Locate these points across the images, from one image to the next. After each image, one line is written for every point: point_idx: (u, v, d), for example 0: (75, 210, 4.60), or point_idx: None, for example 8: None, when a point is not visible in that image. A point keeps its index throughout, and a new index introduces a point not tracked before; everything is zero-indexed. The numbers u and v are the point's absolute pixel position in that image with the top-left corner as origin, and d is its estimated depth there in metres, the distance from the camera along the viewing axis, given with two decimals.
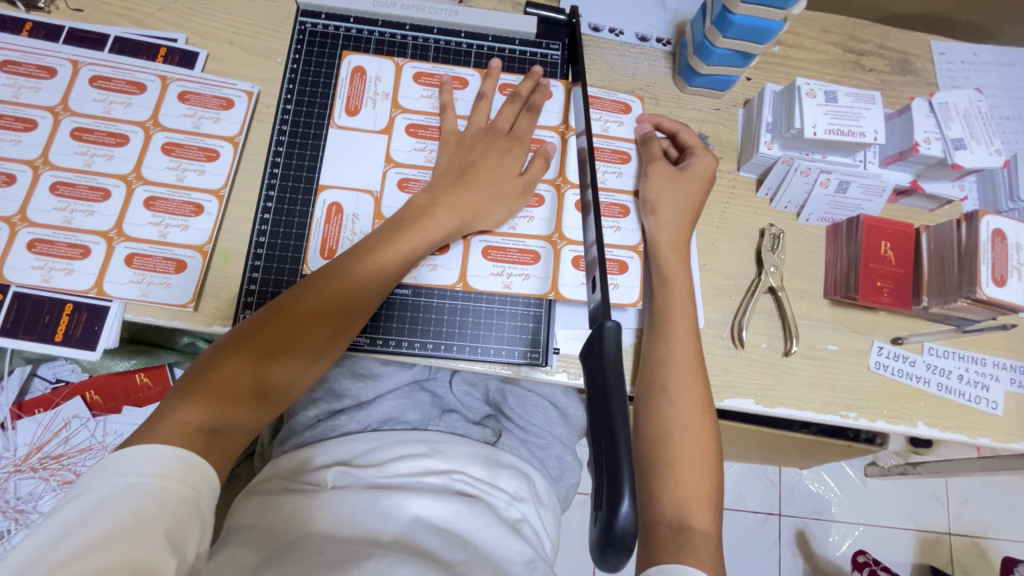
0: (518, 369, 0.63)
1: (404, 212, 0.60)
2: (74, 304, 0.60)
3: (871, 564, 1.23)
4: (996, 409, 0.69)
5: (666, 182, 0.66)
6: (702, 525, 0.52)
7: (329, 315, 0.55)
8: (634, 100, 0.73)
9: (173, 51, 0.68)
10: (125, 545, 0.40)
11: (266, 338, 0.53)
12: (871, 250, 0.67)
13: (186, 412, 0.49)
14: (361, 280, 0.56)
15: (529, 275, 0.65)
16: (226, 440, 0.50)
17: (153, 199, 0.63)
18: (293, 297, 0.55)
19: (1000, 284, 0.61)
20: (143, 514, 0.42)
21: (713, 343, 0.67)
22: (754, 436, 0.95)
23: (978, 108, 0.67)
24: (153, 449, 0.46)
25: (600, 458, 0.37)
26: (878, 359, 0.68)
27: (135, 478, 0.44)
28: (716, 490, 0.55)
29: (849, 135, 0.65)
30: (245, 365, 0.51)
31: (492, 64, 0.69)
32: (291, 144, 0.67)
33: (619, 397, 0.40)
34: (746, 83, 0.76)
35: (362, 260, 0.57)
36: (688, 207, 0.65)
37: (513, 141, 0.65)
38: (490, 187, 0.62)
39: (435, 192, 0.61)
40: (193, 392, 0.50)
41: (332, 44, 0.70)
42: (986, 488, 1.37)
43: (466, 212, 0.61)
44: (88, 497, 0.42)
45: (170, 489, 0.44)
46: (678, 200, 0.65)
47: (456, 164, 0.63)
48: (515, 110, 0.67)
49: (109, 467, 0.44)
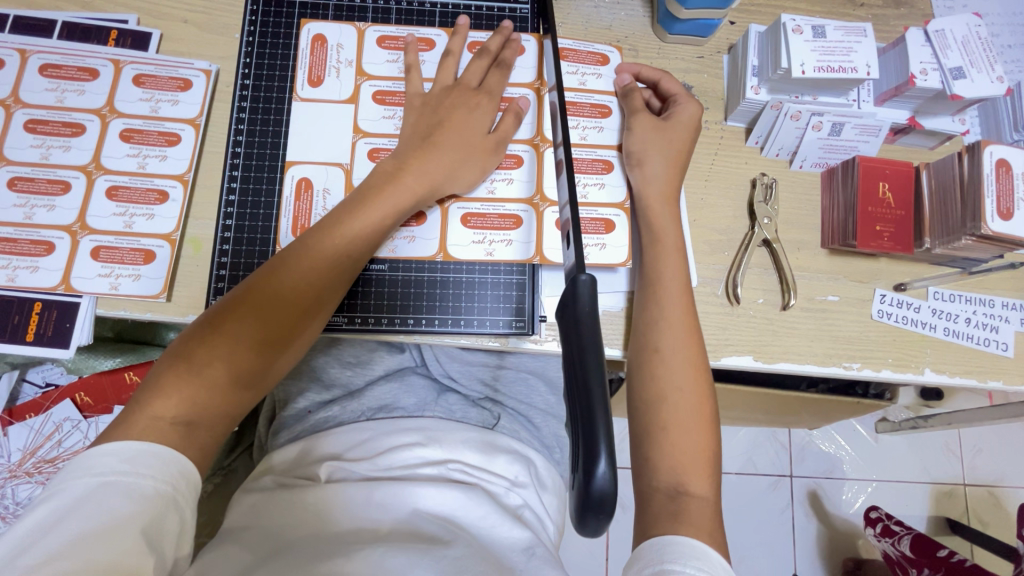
0: (505, 341, 0.61)
1: (370, 181, 0.57)
2: (43, 303, 0.58)
3: (884, 519, 1.19)
4: (1006, 351, 0.66)
5: (651, 134, 0.63)
6: (700, 491, 0.50)
7: (300, 293, 0.53)
8: (612, 50, 0.69)
9: (125, 33, 0.65)
10: (99, 548, 0.39)
11: (236, 321, 0.50)
12: (868, 193, 0.63)
13: (158, 405, 0.47)
14: (330, 254, 0.54)
15: (512, 240, 0.62)
16: (205, 430, 0.48)
17: (115, 188, 0.60)
18: (262, 278, 0.53)
19: (1007, 218, 0.58)
20: (117, 515, 0.41)
21: (707, 301, 0.64)
22: (761, 398, 0.93)
23: (977, 34, 0.63)
24: (125, 445, 0.44)
25: (577, 420, 0.35)
26: (881, 307, 0.66)
27: (107, 477, 0.42)
28: (713, 455, 0.53)
29: (839, 72, 0.61)
30: (217, 351, 0.49)
31: (458, 21, 0.66)
32: (253, 120, 0.64)
33: (595, 355, 0.38)
34: (729, 27, 0.72)
35: (330, 232, 0.54)
36: (674, 157, 0.62)
37: (482, 99, 0.62)
38: (460, 147, 0.59)
39: (402, 157, 0.58)
40: (163, 385, 0.48)
41: (290, 13, 0.67)
42: (999, 437, 1.35)
43: (436, 177, 0.58)
44: (58, 498, 0.41)
45: (144, 486, 0.43)
46: (661, 150, 0.62)
47: (423, 127, 0.60)
48: (483, 66, 0.64)
49: (79, 467, 0.43)
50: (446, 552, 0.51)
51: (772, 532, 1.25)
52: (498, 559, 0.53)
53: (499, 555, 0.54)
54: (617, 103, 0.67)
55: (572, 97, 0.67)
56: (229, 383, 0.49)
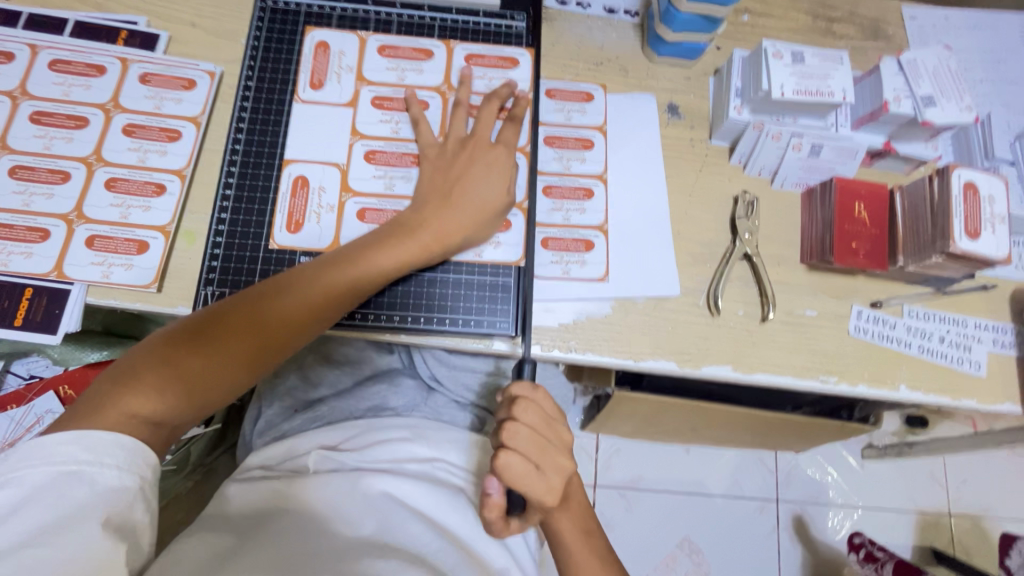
0: (490, 342, 0.63)
1: (391, 227, 0.59)
2: (34, 289, 0.59)
3: (867, 545, 1.21)
4: (979, 370, 0.67)
5: (522, 467, 0.49)
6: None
7: (297, 325, 0.54)
8: (596, 88, 0.72)
9: (134, 34, 0.68)
10: (66, 536, 0.39)
11: (232, 338, 0.51)
12: (845, 212, 0.66)
13: (131, 402, 0.46)
14: (332, 294, 0.55)
15: (501, 242, 0.64)
16: (170, 429, 0.48)
17: (114, 180, 0.62)
18: (268, 299, 0.53)
19: (974, 237, 0.61)
20: (81, 503, 0.41)
21: (688, 312, 0.66)
22: (747, 419, 0.93)
23: (947, 66, 0.67)
24: (89, 433, 0.43)
25: None
26: (858, 323, 0.67)
27: (68, 466, 0.42)
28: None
29: (817, 95, 0.64)
30: (204, 362, 0.50)
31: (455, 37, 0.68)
32: (254, 121, 0.66)
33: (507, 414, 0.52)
34: (715, 52, 0.75)
35: (344, 270, 0.56)
36: (543, 441, 0.50)
37: (501, 152, 0.63)
38: (478, 208, 0.61)
39: (422, 213, 0.60)
40: (140, 381, 0.47)
41: (296, 20, 0.70)
42: (984, 468, 1.36)
43: (451, 239, 0.60)
44: (17, 486, 0.40)
45: (109, 478, 0.43)
46: (536, 492, 0.49)
47: (445, 179, 0.62)
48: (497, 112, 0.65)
49: (37, 453, 0.42)
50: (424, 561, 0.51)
51: (757, 556, 1.24)
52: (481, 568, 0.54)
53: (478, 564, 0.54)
54: (600, 137, 0.70)
55: (556, 132, 0.70)
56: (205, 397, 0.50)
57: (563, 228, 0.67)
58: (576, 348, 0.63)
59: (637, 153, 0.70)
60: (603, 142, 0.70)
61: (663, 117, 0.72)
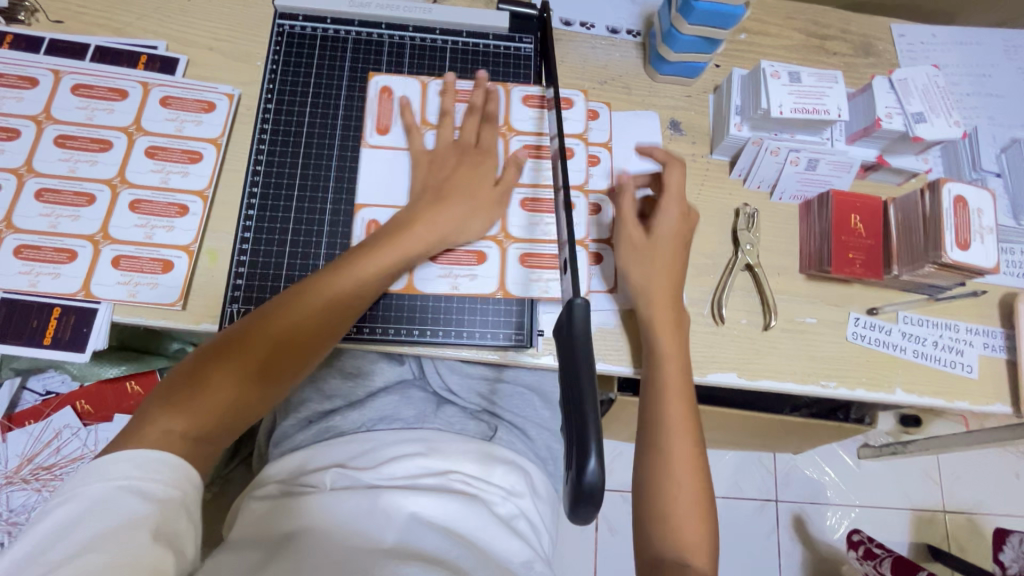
0: (505, 353, 0.65)
1: (381, 232, 0.61)
2: (62, 308, 0.60)
3: (865, 542, 1.21)
4: (971, 372, 0.71)
5: (670, 215, 0.66)
6: (701, 565, 0.53)
7: (310, 332, 0.55)
8: (602, 106, 0.75)
9: (154, 58, 0.70)
10: (115, 544, 0.40)
11: (249, 351, 0.53)
12: (842, 223, 0.69)
13: (168, 420, 0.48)
14: (337, 301, 0.57)
15: (564, 281, 0.66)
16: (207, 446, 0.50)
17: (138, 202, 0.64)
18: (276, 312, 0.55)
19: (964, 248, 0.64)
20: (133, 514, 0.42)
21: (694, 321, 0.69)
22: (748, 422, 0.96)
23: (936, 83, 0.70)
24: (137, 452, 0.45)
25: (569, 427, 0.39)
26: (855, 330, 0.70)
27: (119, 482, 0.44)
28: (711, 531, 0.56)
29: (814, 113, 0.67)
30: (226, 376, 0.51)
31: (478, 73, 0.70)
32: (274, 142, 0.68)
33: (588, 372, 0.42)
34: (714, 69, 0.78)
35: (346, 275, 0.58)
36: (679, 199, 0.67)
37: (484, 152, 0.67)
38: (465, 197, 0.64)
39: (414, 210, 0.62)
40: (175, 400, 0.49)
41: (343, 56, 0.72)
42: (976, 464, 1.39)
43: (444, 232, 0.62)
44: (74, 502, 0.42)
45: (156, 491, 0.44)
46: (672, 215, 0.66)
47: (433, 179, 0.64)
48: (478, 122, 0.69)
49: (93, 473, 0.44)
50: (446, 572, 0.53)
51: (758, 555, 1.26)
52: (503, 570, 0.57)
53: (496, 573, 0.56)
54: (605, 153, 0.73)
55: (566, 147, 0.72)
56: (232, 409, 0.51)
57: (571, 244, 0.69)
58: None
59: (642, 168, 0.73)
60: (610, 158, 0.73)
61: (666, 132, 0.75)
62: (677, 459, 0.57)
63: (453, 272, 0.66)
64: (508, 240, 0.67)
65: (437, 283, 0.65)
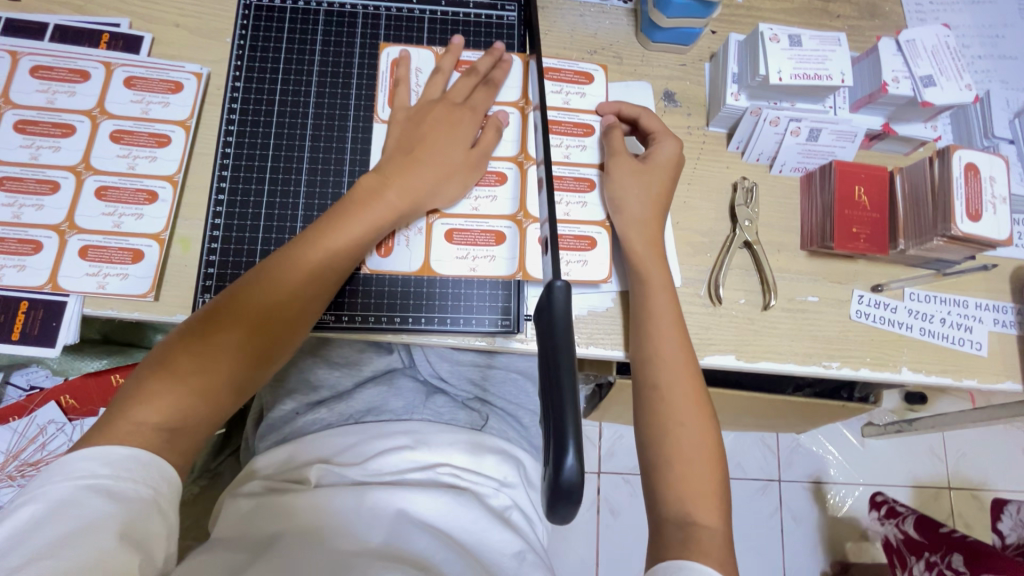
0: (492, 340, 0.63)
1: (350, 198, 0.57)
2: (29, 302, 0.58)
3: (893, 503, 1.14)
4: (980, 350, 0.68)
5: (662, 147, 0.64)
6: (708, 520, 0.50)
7: (284, 306, 0.52)
8: (597, 69, 0.70)
9: (116, 37, 0.66)
10: (80, 547, 0.38)
11: (219, 331, 0.50)
12: (845, 196, 0.65)
13: (140, 411, 0.46)
14: (309, 271, 0.54)
15: (587, 260, 0.64)
16: (186, 437, 0.47)
17: (104, 189, 0.61)
18: (245, 289, 0.52)
19: (975, 219, 0.61)
20: (99, 516, 0.40)
21: (690, 302, 0.66)
22: (750, 403, 0.94)
23: (946, 44, 0.66)
24: (108, 449, 0.43)
25: (547, 418, 0.37)
26: (859, 308, 0.67)
27: (86, 480, 0.41)
28: (722, 482, 0.52)
29: (815, 79, 0.63)
30: (197, 360, 0.48)
31: (495, 45, 0.68)
32: (243, 123, 0.65)
33: (568, 359, 0.40)
34: (711, 36, 0.74)
35: (316, 244, 0.54)
36: (666, 133, 0.65)
37: (466, 114, 0.63)
38: (440, 160, 0.60)
39: (384, 174, 0.59)
40: (146, 391, 0.47)
41: (314, 29, 0.68)
42: (982, 441, 1.37)
43: (419, 195, 0.59)
44: (37, 502, 0.40)
45: (126, 490, 0.42)
46: (665, 147, 0.64)
47: (405, 142, 0.61)
48: (471, 84, 0.65)
49: (59, 470, 0.42)
50: (433, 568, 0.51)
51: (762, 536, 1.25)
52: (492, 564, 0.55)
53: (486, 567, 0.54)
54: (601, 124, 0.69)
55: (555, 116, 0.68)
56: (208, 394, 0.48)
57: (565, 224, 0.65)
58: (579, 342, 0.63)
59: (632, 144, 0.70)
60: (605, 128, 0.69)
61: (660, 104, 0.71)
62: (674, 412, 0.54)
63: (472, 253, 0.63)
64: (528, 219, 0.64)
65: (455, 265, 0.63)
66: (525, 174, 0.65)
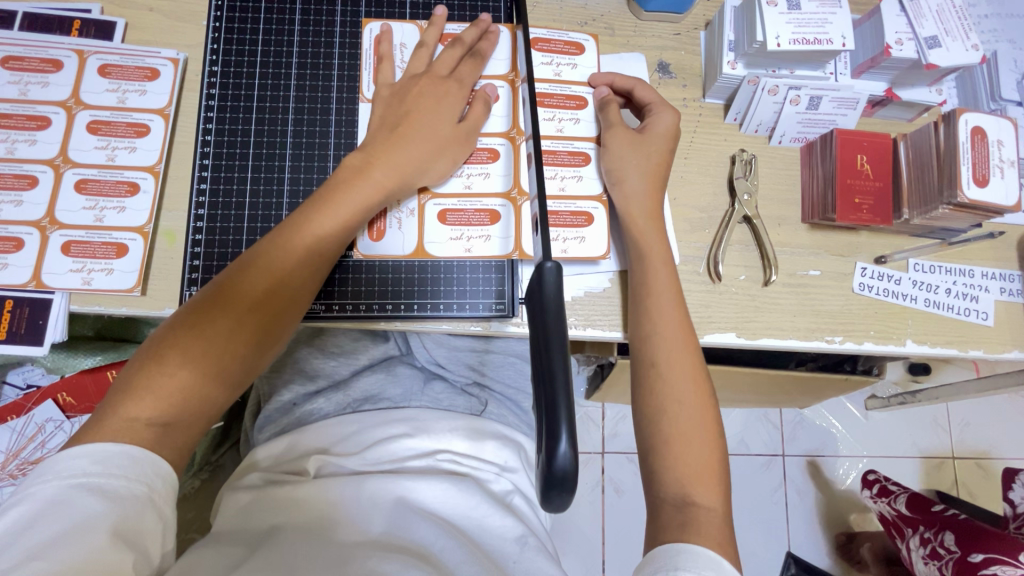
0: (488, 325, 0.61)
1: (336, 179, 0.56)
2: (14, 301, 0.57)
3: (881, 480, 1.11)
4: (986, 320, 0.66)
5: (659, 116, 0.62)
6: (707, 500, 0.49)
7: (274, 292, 0.51)
8: (587, 38, 0.68)
9: (89, 23, 0.64)
10: (71, 547, 0.38)
11: (208, 321, 0.48)
12: (848, 165, 0.63)
13: (131, 406, 0.45)
14: (297, 254, 0.52)
15: (585, 237, 0.63)
16: (181, 431, 0.46)
17: (84, 182, 0.59)
18: (233, 277, 0.51)
19: (982, 184, 0.59)
20: (90, 515, 0.39)
21: (690, 279, 0.64)
22: (753, 379, 0.93)
23: (952, 3, 0.64)
24: (99, 446, 0.42)
25: (540, 405, 0.36)
26: (862, 281, 0.66)
27: (76, 480, 0.41)
28: (722, 459, 0.51)
29: (815, 44, 0.61)
30: (188, 351, 0.47)
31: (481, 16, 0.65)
32: (223, 108, 0.63)
33: (560, 345, 0.38)
34: (704, 3, 0.71)
35: (303, 227, 0.53)
36: (661, 102, 0.63)
37: (452, 87, 0.61)
38: (427, 136, 0.58)
39: (369, 153, 0.57)
40: (137, 386, 0.45)
41: (292, 9, 0.66)
42: (985, 410, 1.37)
43: (407, 172, 0.57)
44: (28, 503, 0.40)
45: (118, 488, 0.41)
46: (663, 116, 0.62)
47: (389, 119, 0.59)
48: (457, 56, 0.63)
49: (49, 470, 0.41)
50: (433, 556, 0.51)
51: (766, 510, 1.25)
52: (494, 551, 0.54)
53: (488, 552, 0.54)
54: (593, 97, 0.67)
55: (546, 88, 0.66)
56: (200, 385, 0.47)
57: (559, 200, 0.63)
58: (576, 324, 0.62)
59: (629, 117, 0.68)
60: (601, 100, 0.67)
61: (654, 76, 0.69)
62: (673, 389, 0.53)
63: (465, 234, 0.62)
64: (522, 196, 0.62)
65: (449, 247, 0.61)
66: (517, 149, 0.63)
